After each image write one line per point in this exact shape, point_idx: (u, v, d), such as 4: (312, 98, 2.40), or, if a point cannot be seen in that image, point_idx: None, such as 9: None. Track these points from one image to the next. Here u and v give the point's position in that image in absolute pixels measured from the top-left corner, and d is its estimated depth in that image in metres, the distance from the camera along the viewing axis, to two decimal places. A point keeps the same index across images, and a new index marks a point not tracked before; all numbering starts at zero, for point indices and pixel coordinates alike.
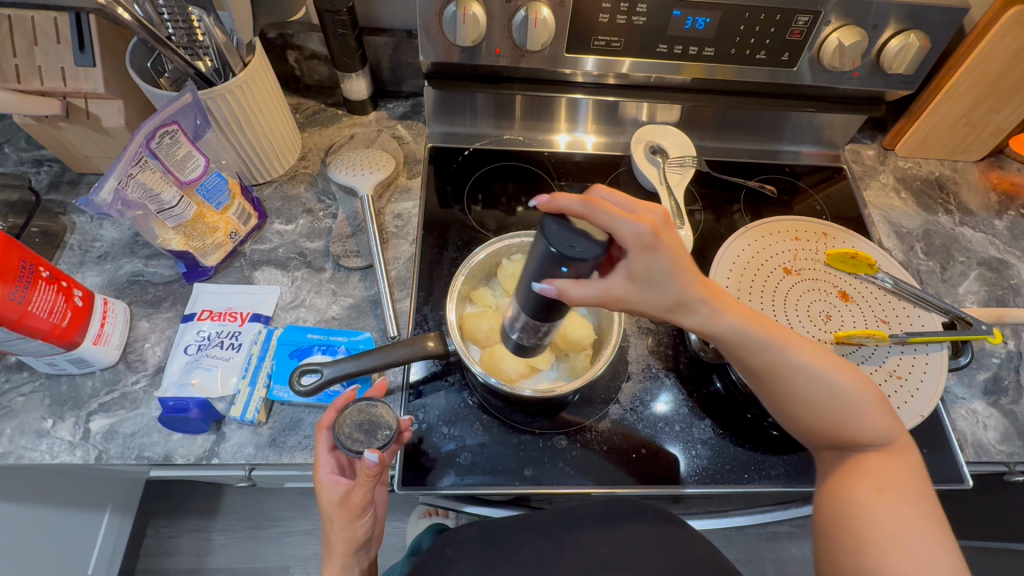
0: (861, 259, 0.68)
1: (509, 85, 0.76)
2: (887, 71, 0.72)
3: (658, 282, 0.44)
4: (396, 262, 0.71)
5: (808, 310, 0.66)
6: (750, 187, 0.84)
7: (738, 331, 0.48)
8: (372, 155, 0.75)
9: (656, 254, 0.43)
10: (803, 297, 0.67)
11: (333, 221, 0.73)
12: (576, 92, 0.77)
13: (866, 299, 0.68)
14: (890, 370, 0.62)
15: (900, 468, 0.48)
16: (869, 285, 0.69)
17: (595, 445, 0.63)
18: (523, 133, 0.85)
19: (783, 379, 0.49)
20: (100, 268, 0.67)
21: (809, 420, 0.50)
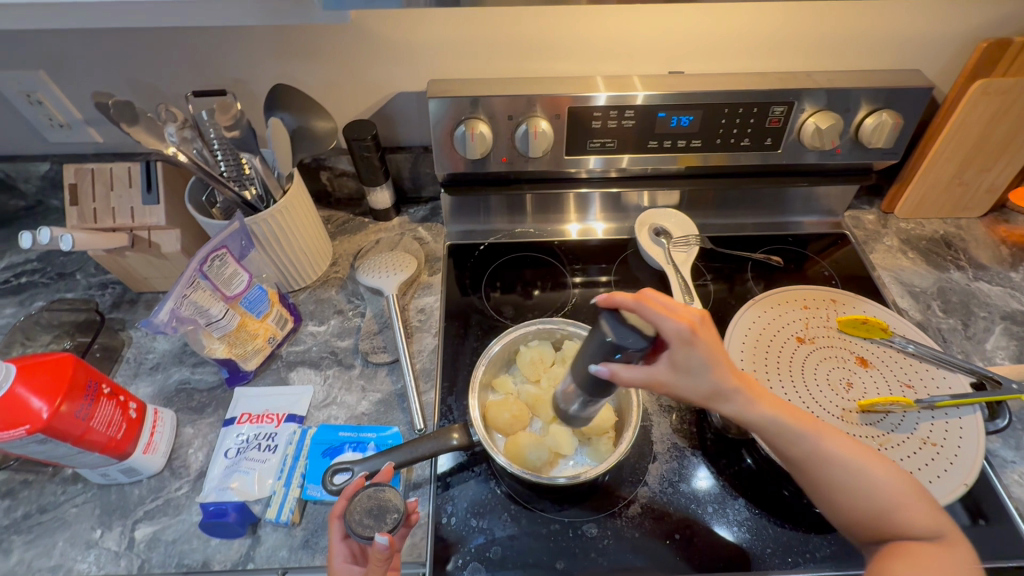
0: (873, 324, 0.69)
1: (518, 185, 0.84)
2: (868, 145, 0.77)
3: (697, 373, 0.51)
4: (420, 355, 0.75)
5: (827, 379, 0.66)
6: (756, 259, 0.87)
7: (770, 420, 0.53)
8: (396, 258, 0.82)
9: (693, 348, 0.49)
10: (820, 366, 0.67)
11: (362, 319, 0.78)
12: (583, 186, 0.84)
13: (886, 364, 0.67)
14: (923, 438, 0.61)
15: (952, 563, 0.47)
16: (888, 349, 0.69)
17: (628, 530, 0.61)
18: (534, 225, 0.92)
19: (821, 468, 0.51)
20: (152, 378, 0.73)
21: (853, 510, 0.50)
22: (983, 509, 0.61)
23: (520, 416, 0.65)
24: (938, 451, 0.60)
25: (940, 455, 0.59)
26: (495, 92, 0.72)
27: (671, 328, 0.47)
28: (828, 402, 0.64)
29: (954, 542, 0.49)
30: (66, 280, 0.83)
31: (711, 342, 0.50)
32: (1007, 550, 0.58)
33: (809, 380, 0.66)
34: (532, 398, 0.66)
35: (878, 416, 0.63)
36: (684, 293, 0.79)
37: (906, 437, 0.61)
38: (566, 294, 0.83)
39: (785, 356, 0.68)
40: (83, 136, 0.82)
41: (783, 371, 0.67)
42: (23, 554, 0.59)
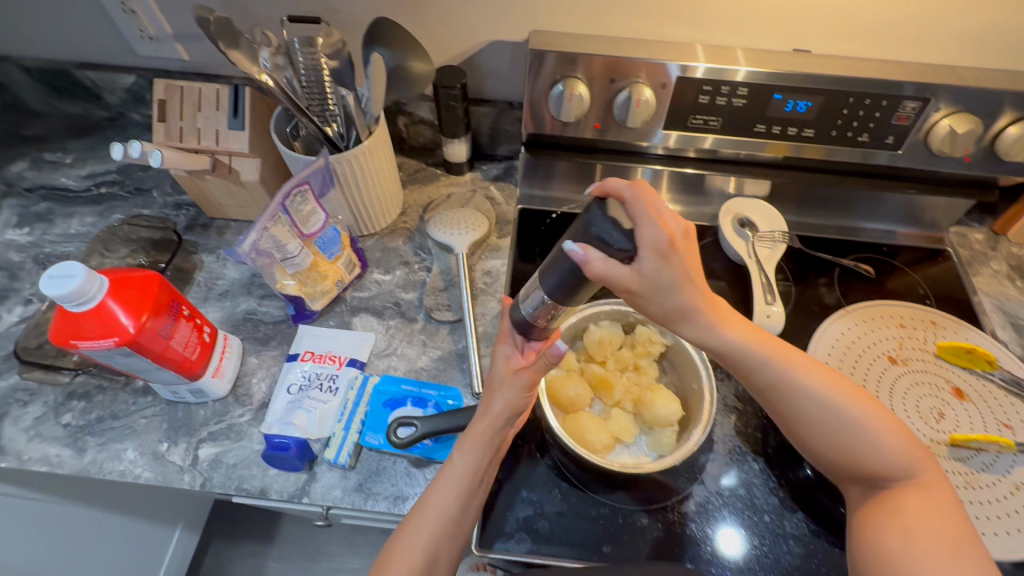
0: (978, 355, 0.64)
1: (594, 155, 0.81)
2: (1004, 157, 0.70)
3: (666, 293, 0.48)
4: (484, 318, 0.74)
5: (917, 406, 0.62)
6: (844, 265, 0.81)
7: (736, 343, 0.52)
8: (468, 216, 0.80)
9: (668, 263, 0.45)
10: (911, 391, 0.63)
11: (427, 274, 0.77)
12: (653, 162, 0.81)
13: (985, 399, 0.62)
14: (1017, 484, 0.56)
15: (931, 504, 0.47)
16: (987, 383, 0.64)
17: (678, 527, 0.60)
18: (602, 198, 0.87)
19: (786, 396, 0.52)
20: (220, 305, 0.74)
21: (823, 443, 0.52)
22: None
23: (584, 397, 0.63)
24: None
25: None
26: (600, 51, 0.66)
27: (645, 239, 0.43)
28: (915, 430, 0.60)
29: (930, 483, 0.49)
30: (143, 196, 0.84)
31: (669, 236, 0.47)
32: None
33: (897, 404, 0.62)
34: (597, 379, 0.64)
35: (970, 451, 0.58)
36: (767, 291, 0.74)
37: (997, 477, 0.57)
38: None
39: (873, 374, 0.63)
40: (170, 51, 0.80)
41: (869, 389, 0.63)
42: (97, 455, 0.62)
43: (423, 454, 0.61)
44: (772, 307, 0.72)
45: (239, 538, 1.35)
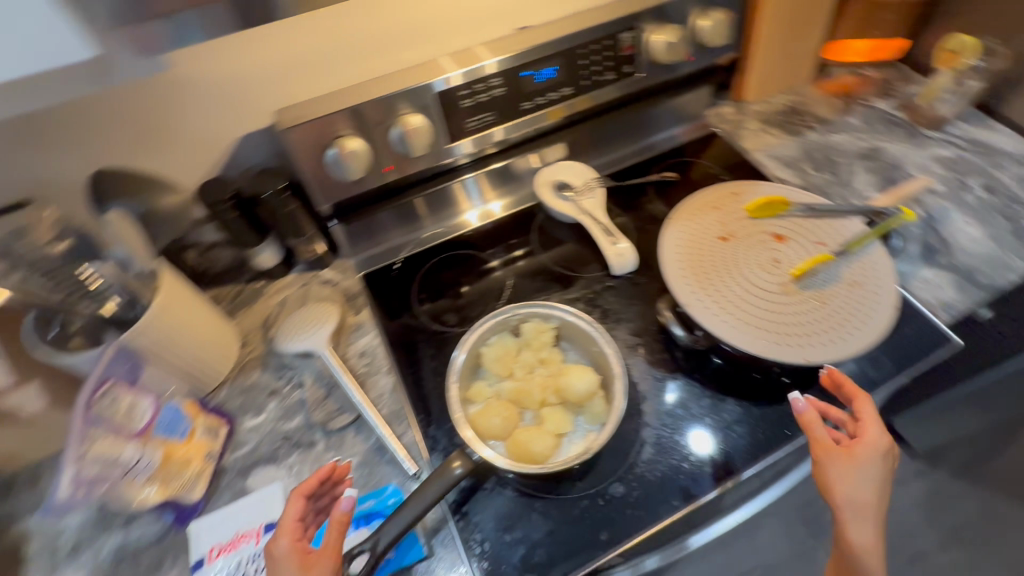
0: (774, 203, 0.74)
1: (407, 193, 0.84)
2: (709, 45, 0.82)
3: (861, 482, 0.52)
4: (382, 399, 0.69)
5: (759, 263, 0.70)
6: (654, 181, 0.91)
7: (865, 497, 0.52)
8: (313, 311, 0.74)
9: (858, 472, 0.52)
10: (749, 255, 0.71)
11: (302, 390, 0.70)
12: (463, 174, 0.86)
13: (798, 232, 0.72)
14: (849, 281, 0.67)
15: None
16: (793, 218, 0.74)
17: (648, 473, 0.63)
18: (436, 226, 0.87)
19: (861, 498, 0.52)
20: (78, 561, 0.60)
21: (863, 525, 0.52)
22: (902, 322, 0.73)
23: (511, 415, 0.62)
24: (863, 287, 0.67)
25: (866, 291, 0.66)
26: (353, 103, 0.66)
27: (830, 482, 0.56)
28: (768, 284, 0.68)
29: None
30: None
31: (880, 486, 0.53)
32: (932, 344, 0.70)
33: (746, 272, 0.69)
34: (512, 391, 0.64)
35: (812, 280, 0.67)
36: (609, 234, 0.80)
37: (836, 289, 0.67)
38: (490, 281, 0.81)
39: (715, 260, 0.70)
40: None
41: (725, 275, 0.69)
42: None
43: (393, 568, 0.57)
44: (619, 244, 0.78)
45: None
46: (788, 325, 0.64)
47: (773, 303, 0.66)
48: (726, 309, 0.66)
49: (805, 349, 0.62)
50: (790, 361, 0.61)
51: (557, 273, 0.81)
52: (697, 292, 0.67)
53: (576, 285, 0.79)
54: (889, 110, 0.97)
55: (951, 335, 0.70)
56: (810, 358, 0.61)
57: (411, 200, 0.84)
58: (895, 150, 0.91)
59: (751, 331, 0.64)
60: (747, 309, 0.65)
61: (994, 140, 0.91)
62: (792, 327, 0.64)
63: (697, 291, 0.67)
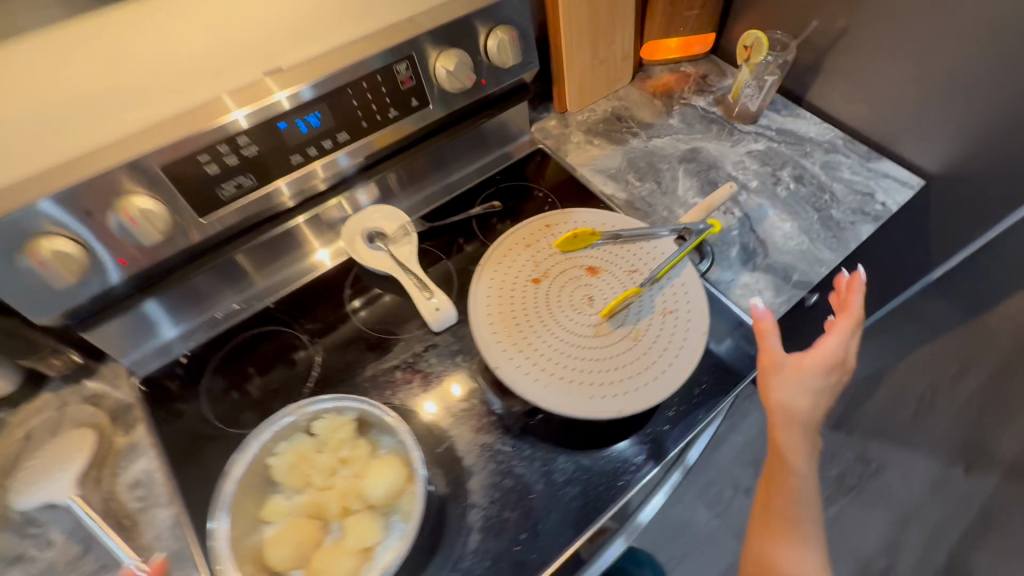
0: (583, 234, 0.69)
1: (224, 250, 0.69)
2: (502, 67, 0.75)
3: (812, 384, 0.59)
4: (160, 539, 0.57)
5: (572, 304, 0.65)
6: (477, 214, 0.84)
7: (809, 410, 0.59)
8: (61, 443, 0.60)
9: (795, 381, 0.58)
10: (561, 296, 0.66)
11: (53, 550, 0.56)
12: (296, 216, 0.73)
13: (610, 261, 0.69)
14: (662, 310, 0.64)
15: (802, 511, 0.58)
16: (606, 246, 0.70)
17: (477, 564, 0.57)
18: (251, 292, 0.76)
19: (797, 421, 0.58)
20: None
21: (788, 419, 0.58)
22: (727, 334, 0.72)
23: (306, 539, 0.54)
24: (676, 315, 0.64)
25: (679, 318, 0.64)
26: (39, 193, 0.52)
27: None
28: (580, 327, 0.64)
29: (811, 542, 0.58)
30: None
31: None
32: (753, 357, 0.70)
33: (557, 316, 0.65)
34: (310, 506, 0.56)
35: (623, 317, 0.64)
36: (422, 288, 0.72)
37: (647, 324, 0.63)
38: (297, 363, 0.69)
39: (527, 307, 0.65)
40: None
41: (535, 324, 0.64)
42: None
43: None
44: (433, 300, 0.71)
45: None
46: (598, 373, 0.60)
47: (584, 349, 0.62)
48: (535, 364, 0.61)
49: (616, 398, 0.58)
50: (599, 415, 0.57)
51: (372, 338, 0.72)
52: (505, 348, 0.62)
53: (393, 350, 0.70)
54: (706, 106, 0.97)
55: None
56: (624, 409, 0.57)
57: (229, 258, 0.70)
58: (713, 149, 0.91)
59: (560, 387, 0.59)
60: (556, 361, 0.61)
61: (800, 129, 0.94)
62: (603, 375, 0.60)
63: (505, 346, 0.62)
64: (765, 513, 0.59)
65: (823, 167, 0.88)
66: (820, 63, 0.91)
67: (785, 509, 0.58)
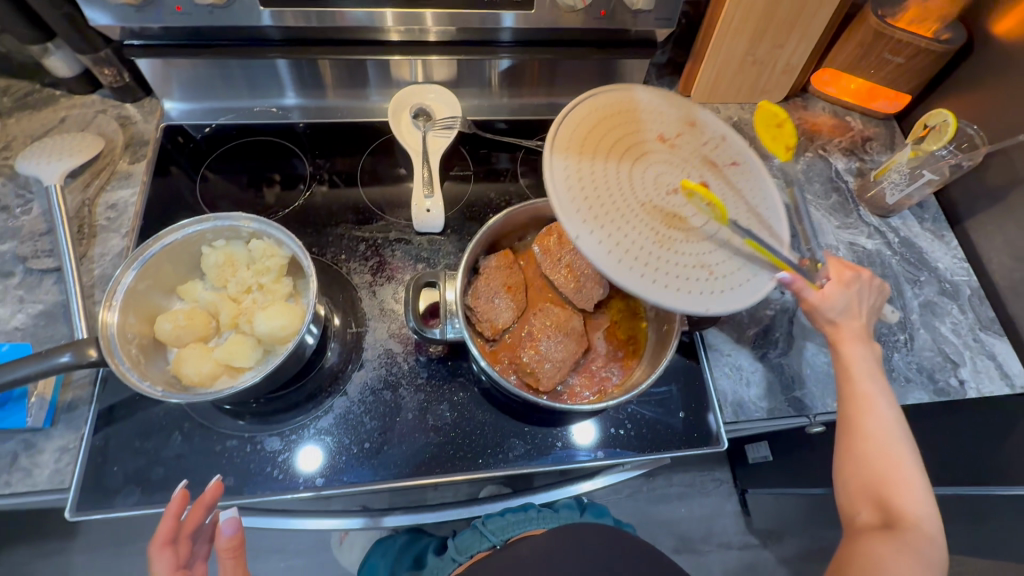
0: (784, 133, 0.64)
1: (310, 49, 0.70)
2: (631, 6, 0.67)
3: (868, 350, 0.54)
4: (101, 259, 0.64)
5: (661, 169, 0.53)
6: (529, 147, 0.78)
7: (873, 374, 0.53)
8: (78, 140, 0.67)
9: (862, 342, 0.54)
10: (666, 153, 0.54)
11: (28, 216, 0.65)
12: (392, 52, 0.71)
13: (738, 189, 0.55)
14: (708, 258, 0.51)
15: (892, 487, 0.49)
16: (765, 180, 0.56)
17: (314, 441, 0.58)
18: (298, 103, 0.78)
19: (871, 379, 0.53)
20: None
21: (859, 381, 0.53)
22: (684, 404, 0.64)
23: (193, 328, 0.57)
24: (710, 277, 0.50)
25: (709, 279, 0.50)
26: None
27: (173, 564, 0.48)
28: (640, 178, 0.52)
29: (905, 531, 0.47)
30: None
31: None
32: (689, 438, 0.62)
33: (649, 159, 0.53)
34: (213, 304, 0.59)
35: (692, 221, 0.51)
36: (425, 186, 0.70)
37: (706, 251, 0.51)
38: (298, 195, 0.72)
39: (634, 129, 0.54)
40: None
41: (627, 139, 0.54)
42: None
43: None
44: (428, 200, 0.68)
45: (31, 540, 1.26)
46: (622, 220, 0.49)
47: (632, 193, 0.50)
48: (583, 176, 0.50)
49: (594, 230, 0.48)
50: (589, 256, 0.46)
51: (361, 206, 0.72)
52: (598, 121, 0.53)
53: (370, 225, 0.70)
54: (840, 171, 0.81)
55: (721, 440, 0.62)
56: (580, 243, 0.47)
57: (315, 61, 0.71)
58: (811, 218, 0.76)
59: (580, 183, 0.50)
60: (607, 175, 0.51)
61: (930, 251, 0.76)
62: (626, 240, 0.48)
63: (604, 127, 0.53)
64: (854, 492, 0.51)
65: (924, 306, 0.71)
66: (1007, 190, 0.72)
67: (873, 479, 0.50)
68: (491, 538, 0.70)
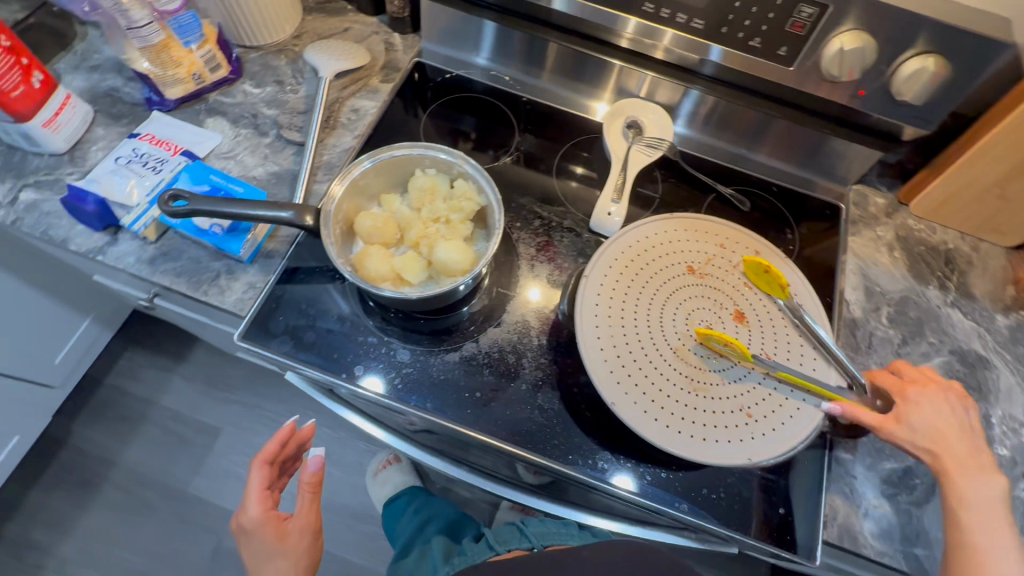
0: (772, 277, 0.59)
1: (544, 31, 0.77)
2: (898, 97, 0.64)
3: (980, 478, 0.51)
4: (332, 149, 0.73)
5: (688, 311, 0.59)
6: (721, 194, 0.78)
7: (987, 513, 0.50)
8: (351, 48, 0.79)
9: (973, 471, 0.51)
10: (689, 297, 0.59)
11: (294, 95, 0.77)
12: (616, 58, 0.76)
13: (762, 324, 0.59)
14: (744, 403, 0.55)
15: None
16: (781, 314, 0.60)
17: (436, 369, 0.62)
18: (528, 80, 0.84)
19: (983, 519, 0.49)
20: (88, 76, 0.75)
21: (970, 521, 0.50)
22: (790, 502, 0.59)
23: (384, 232, 0.64)
24: (749, 421, 0.54)
25: (748, 425, 0.54)
26: None
27: (265, 480, 0.72)
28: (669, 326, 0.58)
29: None
30: None
31: (318, 533, 0.75)
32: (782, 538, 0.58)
33: (666, 306, 0.59)
34: (405, 219, 0.65)
35: (719, 367, 0.56)
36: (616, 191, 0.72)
37: (743, 395, 0.55)
38: (484, 160, 0.78)
39: (652, 276, 0.60)
40: None
41: (645, 291, 0.59)
42: None
43: (214, 243, 0.63)
44: (613, 205, 0.70)
45: (156, 351, 1.50)
46: (649, 381, 0.54)
47: (658, 354, 0.56)
48: (609, 319, 0.58)
49: (632, 406, 0.54)
50: (609, 405, 0.52)
51: (547, 188, 0.76)
52: (604, 286, 0.59)
53: (550, 207, 0.74)
54: None
55: (815, 555, 0.56)
56: (618, 411, 0.53)
57: (545, 43, 0.77)
58: (1003, 381, 0.68)
59: (608, 351, 0.56)
60: (628, 333, 0.57)
61: None
62: (648, 387, 0.54)
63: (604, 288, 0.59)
64: None
65: None
66: None
67: None
68: (530, 540, 0.75)
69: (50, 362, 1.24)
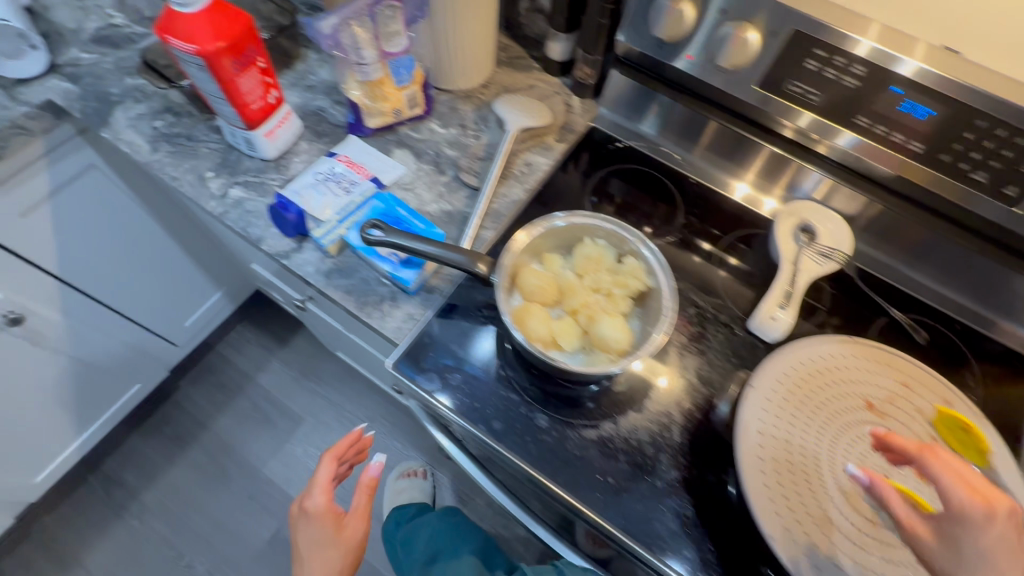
0: (971, 439, 0.54)
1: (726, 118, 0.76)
2: None
3: None
4: (502, 198, 0.76)
5: (866, 452, 0.54)
6: (894, 319, 0.71)
7: None
8: (536, 106, 0.82)
9: None
10: (867, 437, 0.55)
11: (475, 141, 0.81)
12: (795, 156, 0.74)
13: None
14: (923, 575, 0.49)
15: None
16: None
17: (572, 443, 0.60)
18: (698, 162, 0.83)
19: None
20: (302, 94, 0.84)
21: None
22: None
23: (547, 293, 0.64)
24: None
25: None
26: None
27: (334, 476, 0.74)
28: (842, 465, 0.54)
29: None
30: None
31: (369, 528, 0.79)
32: None
33: (840, 442, 0.55)
34: (567, 284, 0.65)
35: None
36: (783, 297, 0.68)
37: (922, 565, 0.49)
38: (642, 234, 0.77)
39: (827, 404, 0.56)
40: None
41: (817, 419, 0.56)
42: (169, 157, 0.76)
43: (388, 270, 0.67)
44: (780, 312, 0.66)
45: (264, 331, 1.61)
46: (814, 523, 0.51)
47: (826, 494, 0.52)
48: (775, 442, 0.54)
49: (793, 545, 0.50)
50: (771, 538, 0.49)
51: (704, 275, 0.74)
52: (772, 404, 0.57)
53: (706, 296, 0.71)
54: None
55: None
56: (777, 549, 0.50)
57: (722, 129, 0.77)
58: None
59: (769, 476, 0.53)
60: (795, 463, 0.53)
61: None
62: (814, 528, 0.50)
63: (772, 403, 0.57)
64: None
65: None
66: None
67: None
68: None
69: (182, 324, 1.36)
